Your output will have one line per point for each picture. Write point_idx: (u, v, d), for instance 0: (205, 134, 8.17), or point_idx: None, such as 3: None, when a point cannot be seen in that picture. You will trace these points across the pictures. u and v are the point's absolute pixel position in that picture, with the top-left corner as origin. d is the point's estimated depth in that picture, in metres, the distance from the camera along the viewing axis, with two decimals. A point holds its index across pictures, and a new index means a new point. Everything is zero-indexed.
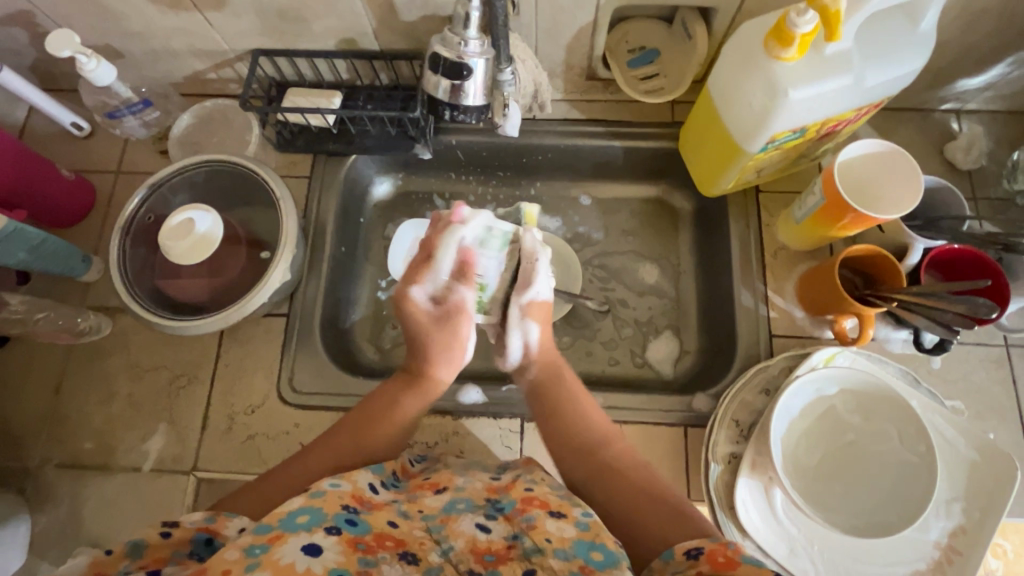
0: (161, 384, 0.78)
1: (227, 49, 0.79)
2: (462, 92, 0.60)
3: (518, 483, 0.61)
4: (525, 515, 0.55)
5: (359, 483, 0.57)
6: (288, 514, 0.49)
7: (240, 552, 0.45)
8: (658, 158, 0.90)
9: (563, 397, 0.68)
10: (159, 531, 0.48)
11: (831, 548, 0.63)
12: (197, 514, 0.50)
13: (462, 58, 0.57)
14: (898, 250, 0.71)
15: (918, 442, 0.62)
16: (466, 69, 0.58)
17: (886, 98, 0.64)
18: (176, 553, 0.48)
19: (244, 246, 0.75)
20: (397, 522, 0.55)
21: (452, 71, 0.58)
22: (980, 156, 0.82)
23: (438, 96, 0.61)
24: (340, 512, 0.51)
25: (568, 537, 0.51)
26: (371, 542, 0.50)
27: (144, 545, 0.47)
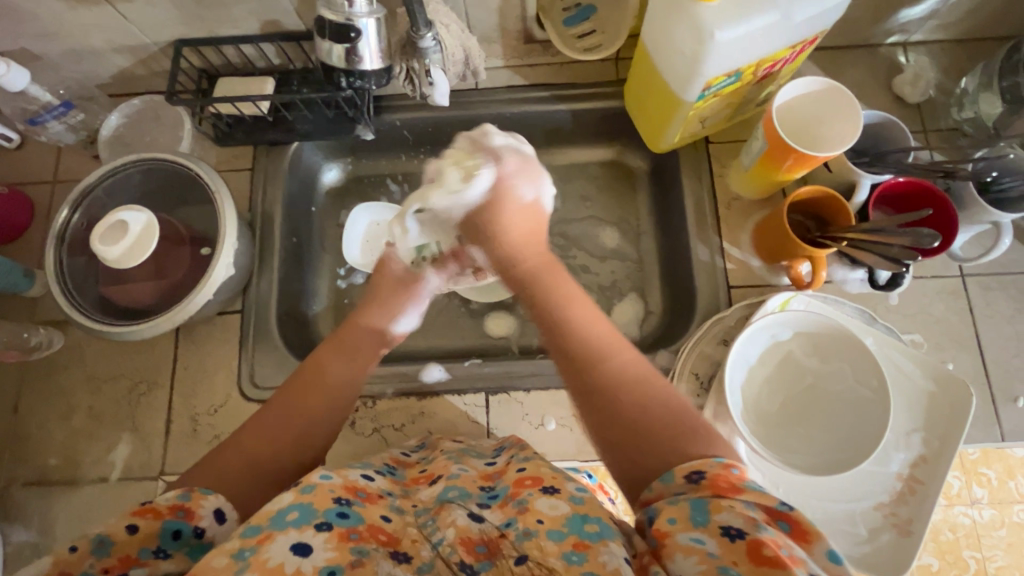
0: (120, 393, 0.77)
1: (149, 42, 0.76)
2: (356, 55, 0.61)
3: (511, 467, 0.60)
4: (518, 499, 0.54)
5: (351, 477, 0.56)
6: (277, 513, 0.47)
7: (229, 557, 0.44)
8: (608, 119, 0.89)
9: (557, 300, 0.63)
10: (124, 527, 0.46)
11: (796, 488, 0.64)
12: (170, 494, 0.49)
13: (350, 20, 0.58)
14: (847, 189, 0.70)
15: (870, 377, 0.62)
16: (354, 31, 0.59)
17: (820, 34, 0.62)
18: (142, 552, 0.46)
19: (185, 246, 0.74)
20: (390, 517, 0.53)
21: (340, 35, 0.59)
22: (929, 88, 0.81)
23: (336, 63, 0.62)
24: (332, 506, 0.50)
25: (562, 514, 0.49)
26: (364, 533, 0.49)
27: (110, 542, 0.45)
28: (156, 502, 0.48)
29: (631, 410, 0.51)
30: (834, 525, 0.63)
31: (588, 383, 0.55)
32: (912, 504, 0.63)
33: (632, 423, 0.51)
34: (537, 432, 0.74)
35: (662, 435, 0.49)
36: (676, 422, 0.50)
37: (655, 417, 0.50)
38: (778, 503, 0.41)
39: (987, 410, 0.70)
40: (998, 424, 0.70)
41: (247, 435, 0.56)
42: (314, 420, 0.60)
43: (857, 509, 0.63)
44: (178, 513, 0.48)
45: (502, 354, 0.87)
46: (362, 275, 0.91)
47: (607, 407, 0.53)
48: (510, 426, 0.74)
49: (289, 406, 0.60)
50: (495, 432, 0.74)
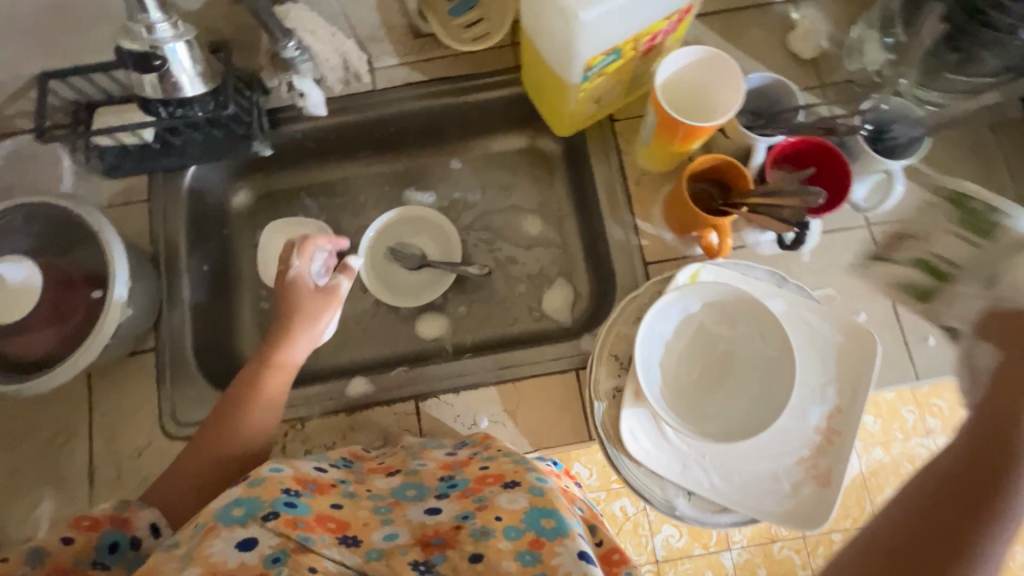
0: (36, 448, 0.74)
1: (11, 77, 0.72)
2: (174, 80, 0.66)
3: (473, 461, 0.61)
4: (479, 494, 0.56)
5: (300, 468, 0.56)
6: (221, 507, 0.48)
7: (177, 561, 0.45)
8: (514, 105, 0.87)
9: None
10: (59, 540, 0.53)
11: (721, 456, 0.65)
12: (107, 503, 0.56)
13: (155, 49, 0.63)
14: (745, 153, 0.71)
15: (776, 336, 0.63)
16: (159, 58, 0.63)
17: (693, 2, 0.62)
18: (78, 563, 0.53)
19: (81, 288, 0.70)
20: (340, 505, 0.55)
21: (145, 64, 0.63)
22: (821, 42, 0.81)
23: (153, 91, 0.67)
24: (279, 496, 0.50)
25: (520, 507, 0.52)
26: (311, 522, 0.50)
27: (43, 553, 0.52)
28: (93, 514, 0.54)
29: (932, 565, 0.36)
30: (760, 485, 0.64)
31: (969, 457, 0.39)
32: (831, 454, 0.64)
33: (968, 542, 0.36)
34: (471, 432, 0.73)
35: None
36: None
37: None
38: None
39: (900, 353, 0.72)
40: (913, 365, 0.72)
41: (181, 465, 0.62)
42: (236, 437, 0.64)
43: (781, 467, 0.64)
44: (114, 527, 0.55)
45: (436, 356, 0.86)
46: None
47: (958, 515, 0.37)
48: (443, 430, 0.74)
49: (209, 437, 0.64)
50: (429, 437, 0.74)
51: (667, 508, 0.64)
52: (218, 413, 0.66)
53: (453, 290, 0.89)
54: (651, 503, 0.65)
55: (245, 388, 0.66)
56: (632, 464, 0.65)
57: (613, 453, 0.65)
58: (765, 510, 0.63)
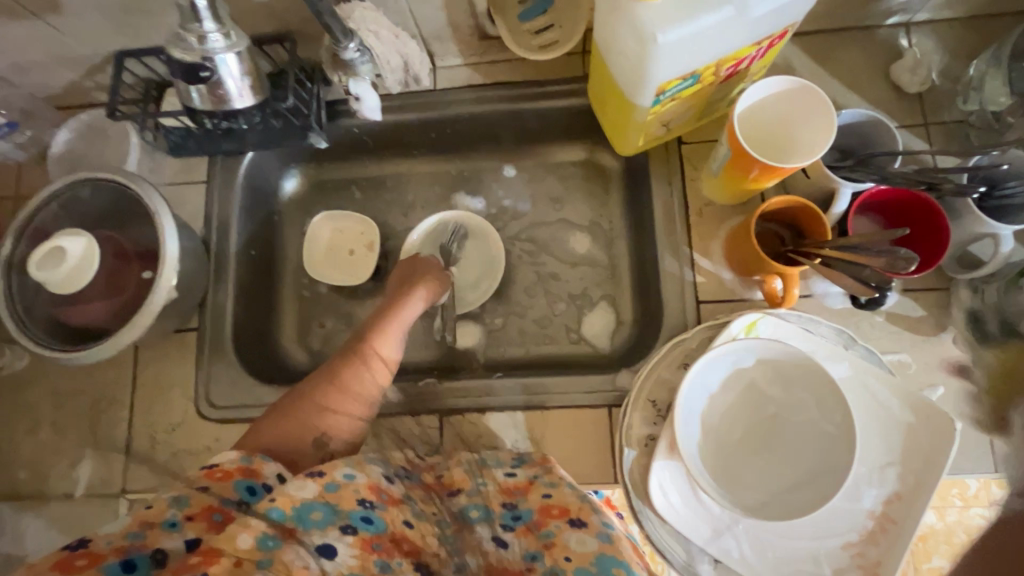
0: (83, 410, 0.78)
1: (91, 54, 0.74)
2: (222, 89, 0.63)
3: (535, 487, 0.59)
4: (545, 530, 0.55)
5: (373, 474, 0.57)
6: (303, 505, 0.50)
7: (252, 540, 0.46)
8: (576, 116, 0.83)
9: None
10: (198, 487, 0.53)
11: (755, 526, 0.60)
12: (235, 455, 0.56)
13: (202, 60, 0.59)
14: (826, 197, 0.64)
15: (835, 412, 0.57)
16: (207, 69, 0.59)
17: (789, 26, 0.55)
18: (223, 503, 0.52)
19: (135, 265, 0.73)
20: (411, 523, 0.56)
21: (192, 75, 0.59)
22: (930, 75, 0.72)
23: (198, 97, 0.64)
24: (356, 509, 0.52)
25: (591, 550, 0.51)
26: (387, 542, 0.52)
27: (187, 498, 0.52)
28: (224, 464, 0.55)
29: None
30: (794, 564, 0.59)
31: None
32: (882, 544, 0.58)
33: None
34: None
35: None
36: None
37: None
38: None
39: (979, 437, 0.64)
40: (993, 453, 0.63)
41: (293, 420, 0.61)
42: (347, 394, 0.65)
43: (821, 548, 0.59)
44: (247, 473, 0.55)
45: (467, 367, 0.84)
46: (326, 286, 0.89)
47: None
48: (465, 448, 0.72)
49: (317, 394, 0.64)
50: None
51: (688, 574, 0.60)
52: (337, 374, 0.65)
53: (491, 301, 0.87)
54: (672, 565, 0.61)
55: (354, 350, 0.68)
56: (657, 519, 0.61)
57: (636, 505, 0.62)
58: None
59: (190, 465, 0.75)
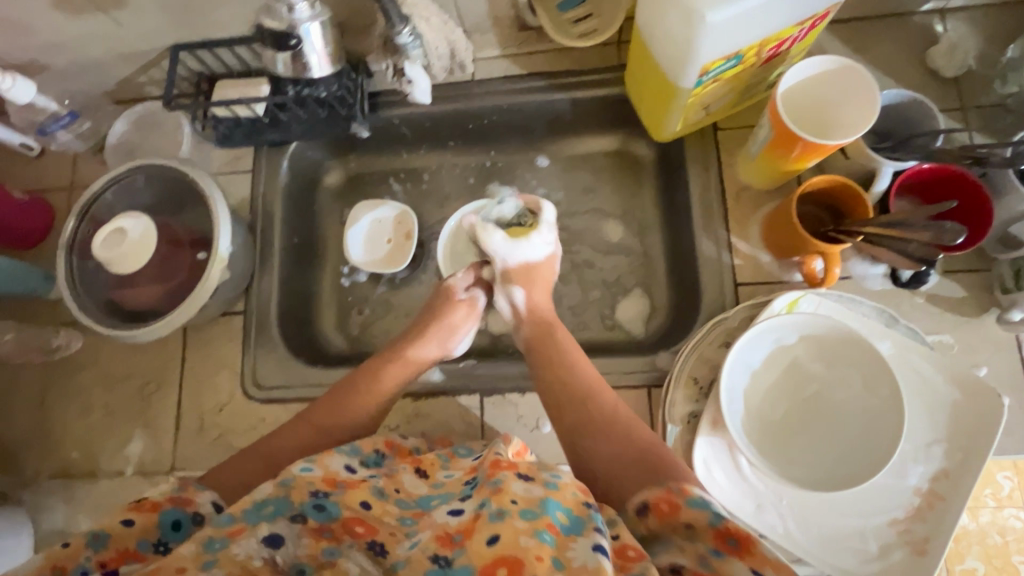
0: (132, 391, 0.80)
1: (148, 48, 0.77)
2: (303, 60, 0.67)
3: (490, 449, 0.59)
4: (494, 478, 0.52)
5: (332, 467, 0.57)
6: (253, 505, 0.51)
7: (198, 547, 0.47)
8: (610, 106, 0.85)
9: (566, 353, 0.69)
10: (119, 522, 0.50)
11: (800, 503, 0.60)
12: (164, 485, 0.54)
13: (292, 29, 0.62)
14: (866, 177, 0.65)
15: (881, 385, 0.57)
16: (295, 38, 0.63)
17: (831, 8, 0.57)
18: (140, 544, 0.50)
19: (187, 250, 0.76)
20: (371, 504, 0.54)
21: (281, 42, 0.63)
22: (967, 60, 0.72)
23: (282, 68, 0.68)
24: (308, 500, 0.53)
25: (537, 496, 0.49)
26: (337, 530, 0.53)
27: (106, 536, 0.49)
28: (150, 497, 0.52)
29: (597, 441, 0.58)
30: (841, 541, 0.59)
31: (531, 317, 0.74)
32: (929, 520, 0.58)
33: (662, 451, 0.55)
34: (531, 434, 0.72)
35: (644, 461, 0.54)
36: (660, 454, 0.55)
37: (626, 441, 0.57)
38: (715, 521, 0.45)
39: None
40: None
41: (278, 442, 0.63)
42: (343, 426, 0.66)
43: (868, 526, 0.59)
44: (175, 503, 0.52)
45: (503, 352, 0.85)
46: (363, 273, 0.91)
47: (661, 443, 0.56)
48: (505, 428, 0.73)
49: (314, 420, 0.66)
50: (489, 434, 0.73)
51: None
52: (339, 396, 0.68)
53: None
54: None
55: (362, 384, 0.69)
56: None
57: None
58: (845, 568, 0.58)
59: (237, 444, 0.77)
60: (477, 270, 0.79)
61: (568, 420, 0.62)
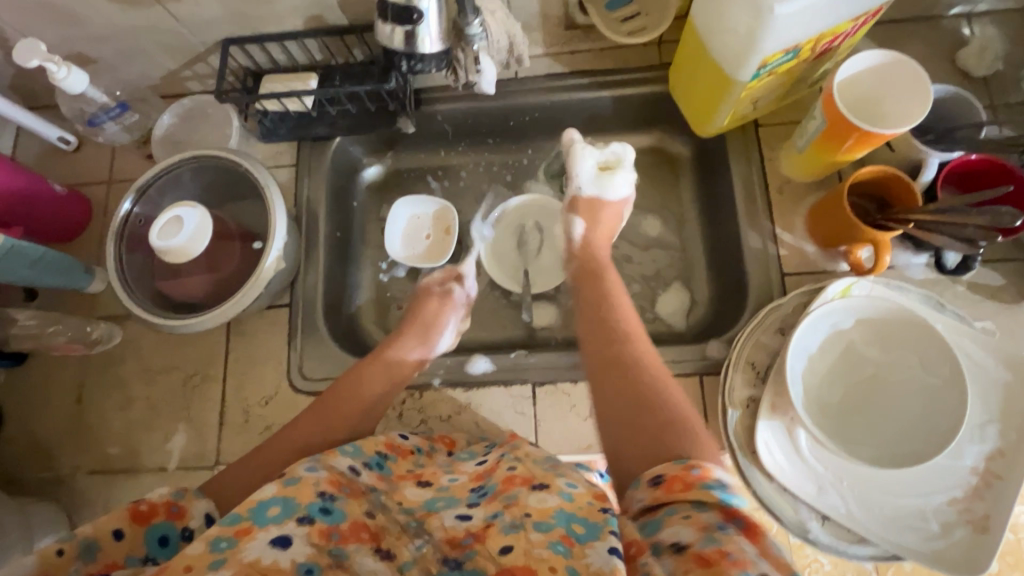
0: (175, 385, 0.79)
1: (198, 42, 0.78)
2: (416, 38, 0.58)
3: (501, 464, 0.59)
4: (508, 493, 0.54)
5: (337, 468, 0.56)
6: (260, 505, 0.48)
7: (206, 545, 0.45)
8: (650, 104, 0.87)
9: (603, 286, 0.75)
10: (111, 531, 0.46)
11: (860, 483, 0.61)
12: (163, 490, 0.50)
13: (411, 2, 0.54)
14: (913, 169, 0.67)
15: (940, 364, 0.59)
16: (415, 13, 0.55)
17: (883, 6, 0.59)
18: (130, 559, 0.46)
19: (237, 240, 0.76)
20: (374, 513, 0.53)
21: (401, 18, 0.55)
22: (996, 60, 0.76)
23: (395, 47, 0.59)
24: (315, 500, 0.50)
25: (551, 507, 0.50)
26: (345, 532, 0.50)
27: (97, 547, 0.45)
28: (147, 501, 0.48)
29: (620, 398, 0.59)
30: (901, 520, 0.60)
31: (584, 252, 0.80)
32: (987, 499, 0.59)
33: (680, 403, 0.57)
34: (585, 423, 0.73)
35: (659, 422, 0.55)
36: (681, 416, 0.55)
37: (649, 400, 0.58)
38: (728, 503, 0.43)
39: None
40: None
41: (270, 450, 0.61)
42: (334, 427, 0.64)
43: (928, 505, 0.60)
44: (171, 513, 0.49)
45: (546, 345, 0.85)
46: (403, 268, 0.91)
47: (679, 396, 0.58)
48: (558, 418, 0.73)
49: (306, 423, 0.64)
50: (542, 425, 0.73)
51: (798, 530, 0.61)
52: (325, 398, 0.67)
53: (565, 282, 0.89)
54: (781, 523, 0.62)
55: (349, 387, 0.68)
56: (762, 477, 0.63)
57: (743, 463, 0.63)
58: (908, 547, 0.59)
59: None
60: (451, 270, 0.86)
61: (597, 366, 0.64)
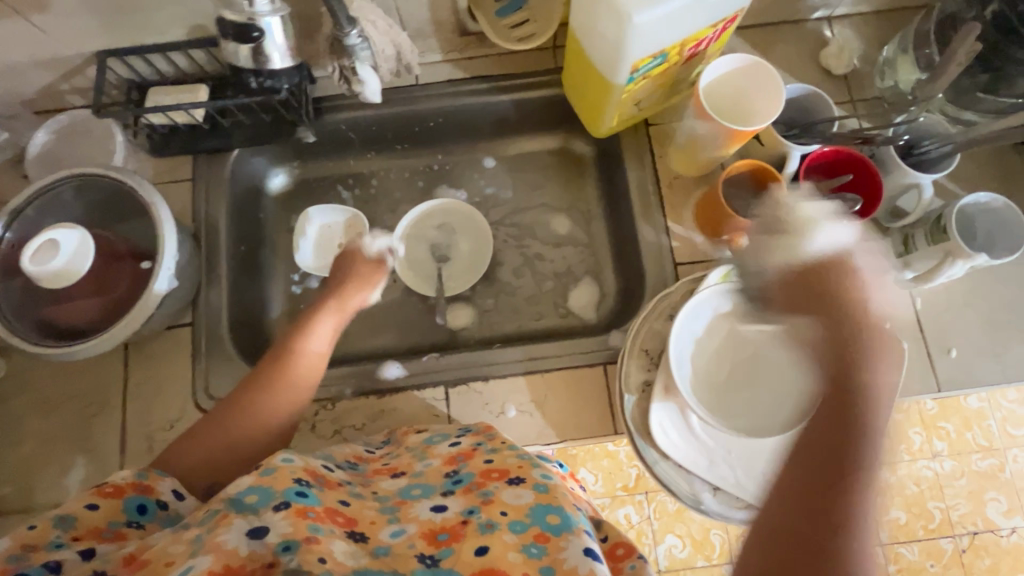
0: (70, 416, 0.75)
1: (71, 54, 0.74)
2: (266, 53, 0.69)
3: (477, 453, 0.60)
4: (484, 488, 0.54)
5: (311, 461, 0.55)
6: (237, 494, 0.47)
7: (186, 542, 0.44)
8: (550, 106, 0.90)
9: (864, 394, 0.53)
10: (85, 505, 0.50)
11: (745, 452, 0.66)
12: (127, 471, 0.53)
13: (252, 22, 0.65)
14: (780, 160, 0.73)
15: (804, 338, 0.65)
16: (257, 31, 0.65)
17: (739, 12, 0.64)
18: (111, 524, 0.50)
19: (126, 261, 0.72)
20: (349, 501, 0.53)
21: (244, 36, 0.66)
22: (853, 59, 0.84)
23: (246, 62, 0.70)
24: (291, 485, 0.48)
25: (526, 503, 0.52)
26: (321, 512, 0.48)
27: (73, 518, 0.49)
28: (115, 480, 0.51)
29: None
30: None
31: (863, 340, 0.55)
32: None
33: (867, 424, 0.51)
34: (498, 420, 0.73)
35: None
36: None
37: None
38: None
39: (923, 362, 0.73)
40: (935, 375, 0.72)
41: (220, 434, 0.62)
42: (272, 418, 0.64)
43: None
44: (139, 490, 0.52)
45: (463, 346, 0.87)
46: (316, 280, 0.90)
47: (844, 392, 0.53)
48: (472, 417, 0.74)
49: (241, 410, 0.64)
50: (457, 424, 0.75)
51: (692, 502, 0.66)
52: (245, 390, 0.65)
53: (481, 283, 0.91)
54: (678, 498, 0.66)
55: (265, 376, 0.66)
56: (658, 455, 0.67)
57: (640, 442, 0.67)
58: None
59: None
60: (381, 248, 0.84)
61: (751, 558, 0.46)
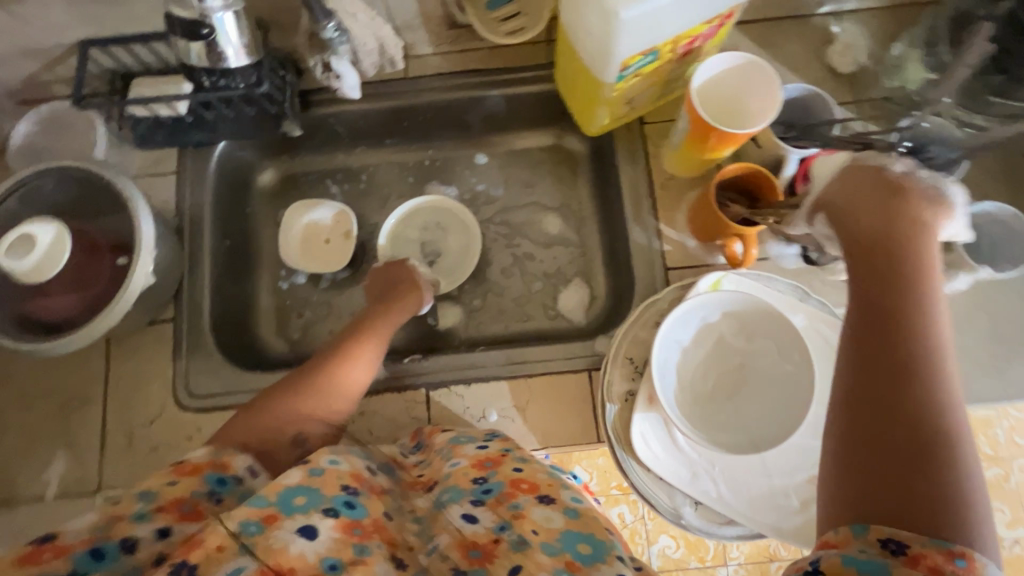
0: (52, 409, 0.75)
1: (53, 44, 0.73)
2: (219, 50, 0.68)
3: (507, 461, 0.57)
4: (513, 501, 0.52)
5: (357, 464, 0.56)
6: (287, 491, 0.48)
7: (235, 526, 0.44)
8: (543, 102, 0.87)
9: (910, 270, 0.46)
10: (165, 481, 0.51)
11: (730, 467, 0.64)
12: (203, 451, 0.55)
13: (202, 18, 0.64)
14: (777, 163, 0.70)
15: (793, 350, 0.62)
16: (206, 27, 0.65)
17: (735, 9, 0.61)
18: (192, 494, 0.51)
19: (106, 255, 0.71)
20: (392, 515, 0.53)
21: (193, 33, 0.65)
22: (859, 57, 0.80)
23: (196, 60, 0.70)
24: (339, 494, 0.50)
25: (556, 527, 0.49)
26: (367, 527, 0.49)
27: (155, 492, 0.50)
28: (193, 459, 0.53)
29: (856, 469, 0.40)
30: (767, 498, 0.63)
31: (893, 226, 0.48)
32: None
33: (895, 316, 0.44)
34: (480, 425, 0.72)
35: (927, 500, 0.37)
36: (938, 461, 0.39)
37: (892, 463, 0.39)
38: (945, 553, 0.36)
39: None
40: None
41: (269, 418, 0.59)
42: (326, 413, 0.62)
43: (792, 483, 0.63)
44: (214, 467, 0.53)
45: (449, 347, 0.85)
46: (302, 276, 0.89)
47: (883, 294, 0.45)
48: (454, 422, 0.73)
49: (296, 396, 0.61)
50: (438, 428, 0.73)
51: (672, 516, 0.64)
52: (300, 379, 0.63)
53: (469, 283, 0.89)
54: (657, 510, 0.65)
55: (324, 367, 0.64)
56: (640, 467, 0.65)
57: (622, 454, 0.66)
58: (768, 524, 0.62)
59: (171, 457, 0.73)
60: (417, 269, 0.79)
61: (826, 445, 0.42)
